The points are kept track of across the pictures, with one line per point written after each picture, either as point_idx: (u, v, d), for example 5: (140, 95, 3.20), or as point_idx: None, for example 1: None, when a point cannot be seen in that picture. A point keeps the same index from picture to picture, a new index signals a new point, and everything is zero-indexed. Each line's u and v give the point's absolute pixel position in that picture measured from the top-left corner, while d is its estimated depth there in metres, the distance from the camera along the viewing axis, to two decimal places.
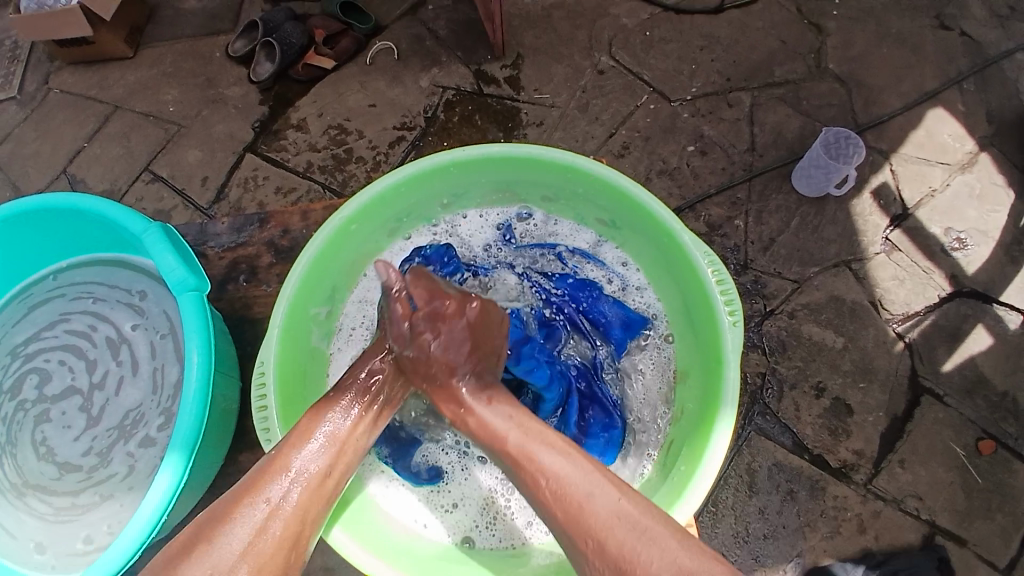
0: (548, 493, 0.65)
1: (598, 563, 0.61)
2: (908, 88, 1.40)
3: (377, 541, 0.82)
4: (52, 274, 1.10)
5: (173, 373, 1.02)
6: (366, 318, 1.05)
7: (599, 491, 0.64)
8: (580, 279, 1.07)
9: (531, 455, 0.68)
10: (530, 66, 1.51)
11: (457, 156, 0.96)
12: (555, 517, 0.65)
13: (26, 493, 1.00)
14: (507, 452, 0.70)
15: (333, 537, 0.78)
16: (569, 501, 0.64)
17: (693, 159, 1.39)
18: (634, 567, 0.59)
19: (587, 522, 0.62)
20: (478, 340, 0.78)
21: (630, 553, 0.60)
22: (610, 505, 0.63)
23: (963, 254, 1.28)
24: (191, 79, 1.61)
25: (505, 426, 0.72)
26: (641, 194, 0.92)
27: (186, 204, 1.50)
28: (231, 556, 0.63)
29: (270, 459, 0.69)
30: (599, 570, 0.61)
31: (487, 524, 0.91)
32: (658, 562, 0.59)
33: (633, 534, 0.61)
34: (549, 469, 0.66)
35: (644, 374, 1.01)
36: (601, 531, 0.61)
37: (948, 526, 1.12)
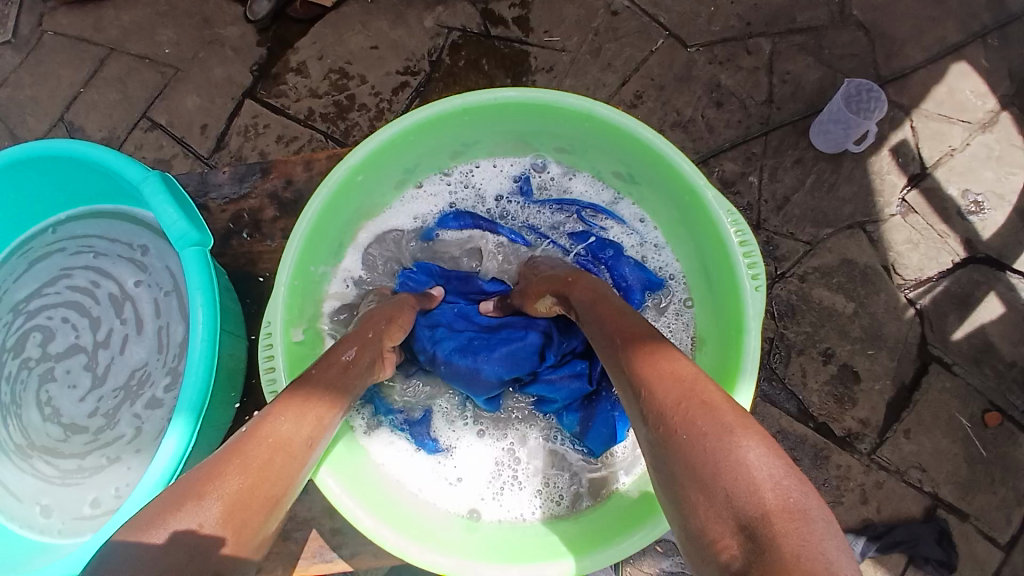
0: (619, 351, 0.67)
1: (645, 404, 0.60)
2: (931, 40, 1.34)
3: (378, 506, 0.84)
4: (53, 227, 1.10)
5: (178, 332, 1.03)
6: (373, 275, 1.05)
7: (664, 350, 0.64)
8: (601, 239, 1.05)
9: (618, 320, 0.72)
10: (541, 7, 1.44)
11: (468, 101, 0.92)
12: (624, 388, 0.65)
13: (32, 454, 1.03)
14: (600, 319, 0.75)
15: (319, 479, 0.80)
16: (637, 351, 0.65)
17: (708, 110, 1.35)
18: (674, 405, 0.57)
19: (645, 369, 0.62)
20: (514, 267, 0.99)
21: (673, 397, 0.58)
22: (671, 360, 0.62)
23: (979, 218, 1.26)
24: (186, 19, 1.55)
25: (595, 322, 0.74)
26: (667, 150, 0.89)
27: (186, 152, 1.49)
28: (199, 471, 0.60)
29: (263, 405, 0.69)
30: (643, 408, 0.60)
31: (493, 495, 0.94)
32: (695, 405, 0.56)
33: (686, 391, 0.58)
34: (627, 331, 0.69)
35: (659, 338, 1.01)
36: (657, 386, 0.60)
37: (949, 499, 1.16)
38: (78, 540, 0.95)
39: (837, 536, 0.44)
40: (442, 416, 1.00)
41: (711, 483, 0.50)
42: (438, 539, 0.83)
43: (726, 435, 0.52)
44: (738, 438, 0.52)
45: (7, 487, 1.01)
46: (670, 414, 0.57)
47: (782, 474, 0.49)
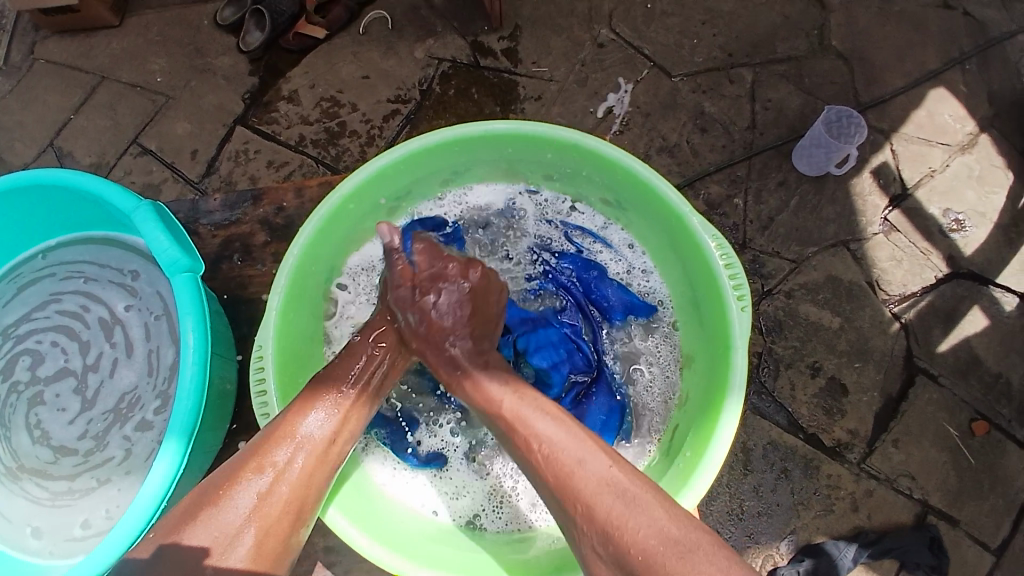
0: (541, 457, 0.69)
1: (586, 521, 0.65)
2: (907, 67, 1.39)
3: (377, 526, 0.82)
4: (43, 253, 1.09)
5: (168, 356, 1.01)
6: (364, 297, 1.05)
7: (590, 456, 0.68)
8: (585, 258, 1.07)
9: (525, 419, 0.73)
10: (529, 38, 1.48)
11: (458, 131, 0.94)
12: (546, 480, 0.69)
13: (22, 476, 1.00)
14: (502, 416, 0.75)
15: (329, 517, 0.79)
16: (563, 464, 0.68)
17: (693, 136, 1.38)
18: (614, 523, 0.63)
19: (577, 484, 0.66)
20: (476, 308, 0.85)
21: (617, 516, 0.63)
22: (599, 471, 0.66)
23: (961, 235, 1.28)
24: (178, 48, 1.57)
25: (501, 396, 0.76)
26: (654, 180, 0.91)
27: (176, 178, 1.49)
28: (236, 521, 0.68)
29: (275, 425, 0.74)
30: (586, 526, 0.65)
31: (494, 507, 0.93)
32: (645, 525, 0.62)
33: (618, 499, 0.64)
34: (543, 434, 0.70)
35: (650, 361, 1.01)
36: (588, 494, 0.65)
37: (939, 505, 1.15)
38: (69, 562, 0.93)
39: None
40: (424, 425, 0.97)
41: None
42: (441, 555, 0.83)
43: (682, 553, 0.60)
44: (692, 552, 0.60)
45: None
46: (619, 535, 0.62)
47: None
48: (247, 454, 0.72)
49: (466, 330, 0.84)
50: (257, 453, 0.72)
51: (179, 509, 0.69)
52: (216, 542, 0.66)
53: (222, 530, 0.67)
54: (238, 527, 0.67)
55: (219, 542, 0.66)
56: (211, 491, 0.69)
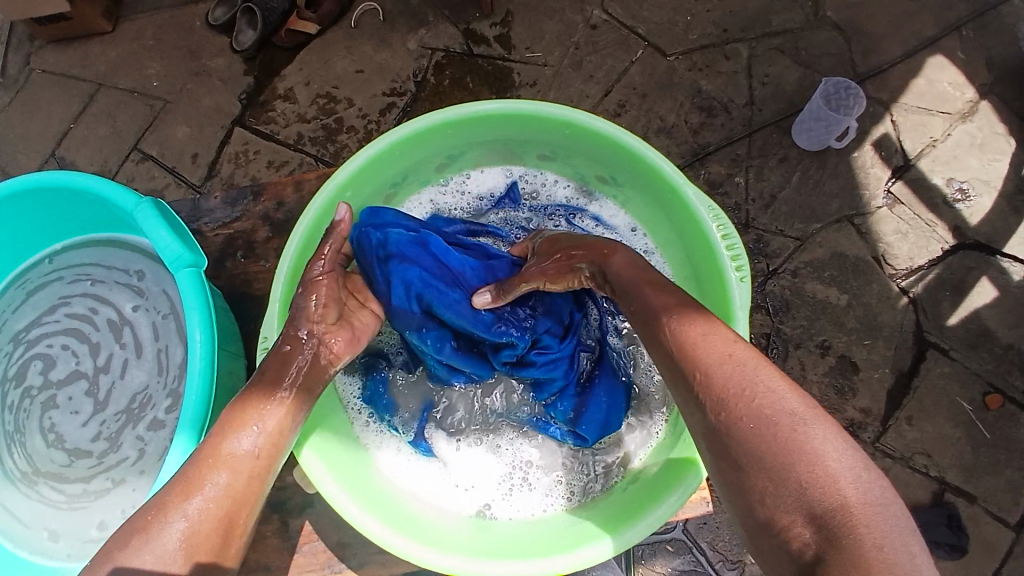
0: (669, 328, 0.67)
1: (703, 389, 0.61)
2: (906, 35, 1.37)
3: (381, 509, 0.84)
4: (48, 258, 1.10)
5: (177, 354, 1.02)
6: None
7: (716, 330, 0.65)
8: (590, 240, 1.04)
9: (661, 293, 0.71)
10: (521, 24, 1.47)
11: (450, 115, 0.93)
12: (667, 352, 0.66)
13: (38, 481, 1.01)
14: (636, 291, 0.73)
15: (303, 458, 0.81)
16: (688, 331, 0.65)
17: (692, 116, 1.36)
18: (734, 390, 0.59)
19: (700, 352, 0.63)
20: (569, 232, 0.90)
21: (736, 384, 0.59)
22: (725, 341, 0.63)
23: (965, 205, 1.27)
24: (173, 52, 1.56)
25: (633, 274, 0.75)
26: (646, 150, 0.90)
27: (179, 182, 1.49)
28: (168, 546, 0.64)
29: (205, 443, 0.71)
30: (702, 392, 0.61)
31: (504, 495, 0.95)
32: (762, 393, 0.58)
33: (740, 366, 0.61)
34: (672, 305, 0.68)
35: None
36: (710, 360, 0.62)
37: (955, 482, 1.16)
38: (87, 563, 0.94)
39: (899, 518, 0.51)
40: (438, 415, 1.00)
41: (783, 470, 0.54)
42: (445, 539, 0.85)
43: (797, 424, 0.56)
44: (809, 426, 0.55)
45: (16, 516, 1.00)
46: (734, 402, 0.59)
47: (859, 468, 0.53)
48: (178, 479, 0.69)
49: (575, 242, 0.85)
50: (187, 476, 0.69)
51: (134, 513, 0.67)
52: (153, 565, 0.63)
53: (157, 554, 0.64)
54: (172, 550, 0.64)
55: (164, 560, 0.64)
56: (145, 517, 0.66)
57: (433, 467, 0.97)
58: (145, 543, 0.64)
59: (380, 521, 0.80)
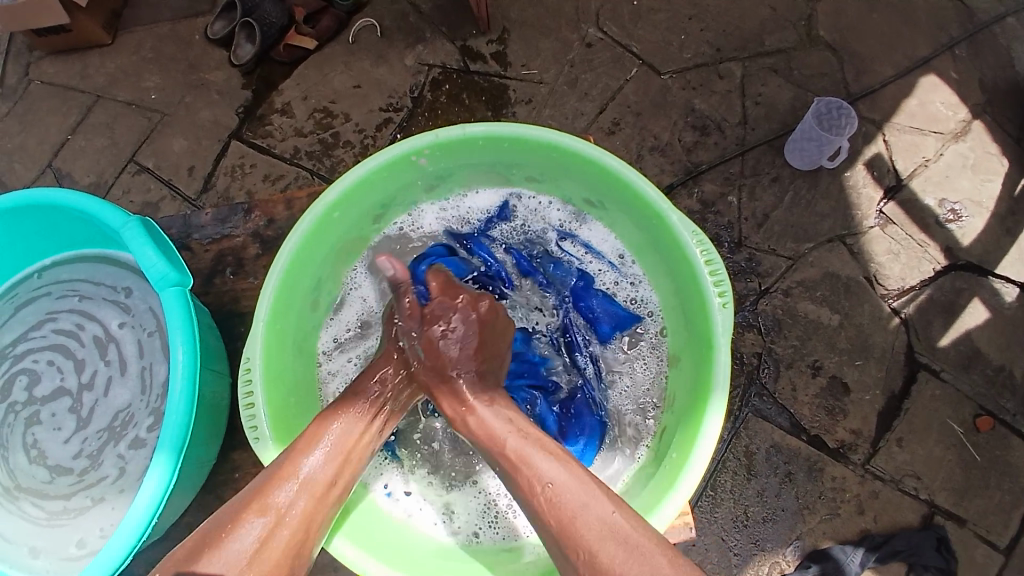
0: (542, 501, 0.67)
1: (588, 573, 0.63)
2: (900, 56, 1.38)
3: (378, 545, 0.82)
4: (38, 273, 1.09)
5: (161, 372, 1.01)
6: (350, 306, 1.06)
7: (593, 502, 0.66)
8: (573, 268, 1.07)
9: (530, 459, 0.71)
10: (517, 42, 1.47)
11: (438, 138, 0.93)
12: (546, 527, 0.67)
13: (19, 497, 1.00)
14: (505, 456, 0.72)
15: (335, 547, 0.78)
16: (565, 512, 0.66)
17: (685, 134, 1.37)
18: (621, 573, 0.62)
19: (581, 531, 0.65)
20: (480, 343, 0.82)
21: (620, 566, 0.62)
22: (602, 517, 0.65)
23: (957, 226, 1.28)
24: (172, 65, 1.56)
25: (504, 430, 0.75)
26: (630, 174, 0.91)
27: (174, 194, 1.49)
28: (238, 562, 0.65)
29: (276, 467, 0.71)
30: (588, 575, 0.63)
31: (489, 523, 0.91)
32: (646, 573, 0.61)
33: (622, 548, 0.63)
34: (545, 475, 0.69)
35: (640, 369, 1.01)
36: (593, 545, 0.64)
37: (946, 505, 1.15)
38: None
39: None
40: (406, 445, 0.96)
41: None
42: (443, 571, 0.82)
43: None
44: None
45: None
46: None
47: None
48: (245, 501, 0.69)
49: (474, 364, 0.81)
50: (257, 495, 0.69)
51: (214, 517, 0.69)
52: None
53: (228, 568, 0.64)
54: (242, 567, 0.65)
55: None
56: (214, 534, 0.66)
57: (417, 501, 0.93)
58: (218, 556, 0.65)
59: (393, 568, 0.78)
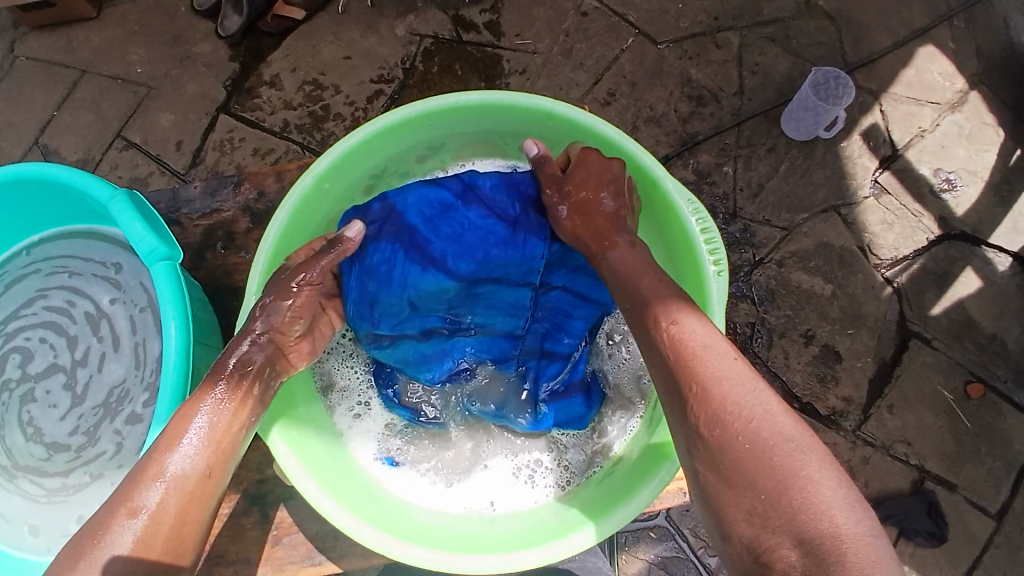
0: (667, 336, 0.68)
1: (698, 400, 0.62)
2: (898, 24, 1.36)
3: (327, 476, 0.84)
4: (26, 249, 1.08)
5: (155, 347, 1.01)
6: None
7: (717, 345, 0.66)
8: None
9: (660, 302, 0.72)
10: (511, 10, 1.45)
11: (431, 106, 0.91)
12: (665, 360, 0.67)
13: (18, 475, 1.00)
14: (637, 298, 0.74)
15: (270, 439, 0.80)
16: (687, 345, 0.66)
17: (681, 105, 1.35)
18: (730, 408, 0.60)
19: (697, 366, 0.64)
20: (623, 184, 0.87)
21: (734, 403, 0.60)
22: (722, 360, 0.64)
23: (952, 196, 1.27)
24: (157, 38, 1.53)
25: (639, 278, 0.77)
26: (625, 142, 0.90)
27: (163, 170, 1.46)
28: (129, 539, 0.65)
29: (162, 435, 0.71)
30: (697, 405, 0.62)
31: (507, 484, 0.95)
32: (758, 414, 0.60)
33: (739, 386, 0.62)
34: (674, 315, 0.69)
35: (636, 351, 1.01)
36: (710, 377, 0.63)
37: (936, 470, 1.17)
38: None
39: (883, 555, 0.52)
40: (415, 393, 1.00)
41: (779, 492, 0.55)
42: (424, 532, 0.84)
43: (793, 451, 0.57)
44: (803, 453, 0.57)
45: None
46: (732, 421, 0.60)
47: (848, 501, 0.54)
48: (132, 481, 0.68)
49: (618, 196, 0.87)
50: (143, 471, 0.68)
51: (84, 525, 0.67)
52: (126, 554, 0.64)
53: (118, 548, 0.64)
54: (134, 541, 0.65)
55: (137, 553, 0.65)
56: (100, 523, 0.66)
57: (426, 477, 0.96)
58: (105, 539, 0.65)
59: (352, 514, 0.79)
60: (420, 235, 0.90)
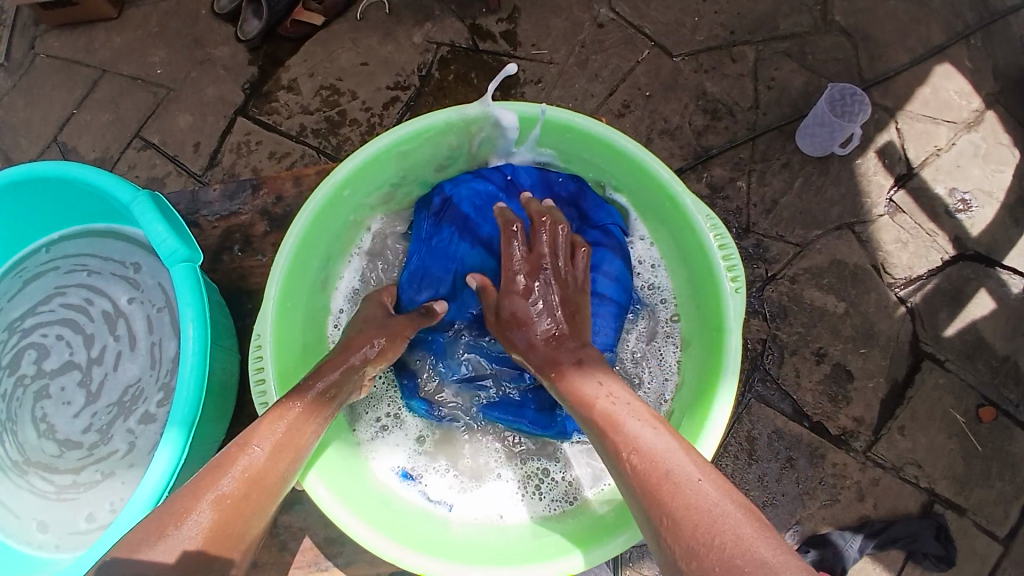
0: (630, 466, 0.66)
1: (668, 531, 0.59)
2: (916, 41, 1.36)
3: (351, 495, 0.85)
4: (46, 247, 1.10)
5: (170, 348, 1.02)
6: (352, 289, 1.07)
7: (681, 470, 0.63)
8: None
9: (621, 426, 0.71)
10: (528, 21, 1.46)
11: (451, 117, 0.92)
12: (634, 492, 0.64)
13: (28, 470, 1.01)
14: (598, 424, 0.72)
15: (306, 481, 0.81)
16: (651, 473, 0.64)
17: (696, 118, 1.36)
18: (697, 533, 0.56)
19: (664, 496, 0.61)
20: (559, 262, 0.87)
21: (700, 528, 0.57)
22: (688, 484, 0.61)
23: (967, 216, 1.27)
24: (178, 40, 1.55)
25: (598, 397, 0.75)
26: (642, 154, 0.90)
27: (179, 171, 1.48)
28: (209, 517, 0.65)
29: (250, 430, 0.73)
30: (667, 535, 0.58)
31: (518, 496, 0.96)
32: (727, 536, 0.55)
33: (706, 510, 0.58)
34: (633, 443, 0.68)
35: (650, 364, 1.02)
36: (676, 503, 0.60)
37: (946, 494, 1.16)
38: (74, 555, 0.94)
39: None
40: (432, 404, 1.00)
41: None
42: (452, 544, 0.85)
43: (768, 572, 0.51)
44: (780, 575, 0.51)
45: (5, 506, 0.99)
46: (701, 548, 0.55)
47: None
48: (215, 468, 0.69)
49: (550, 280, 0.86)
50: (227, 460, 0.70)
51: (157, 509, 0.66)
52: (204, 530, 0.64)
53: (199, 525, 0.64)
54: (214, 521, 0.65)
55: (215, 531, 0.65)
56: (180, 502, 0.66)
57: (447, 475, 0.98)
58: (186, 516, 0.64)
59: (380, 534, 0.80)
60: (472, 219, 1.00)
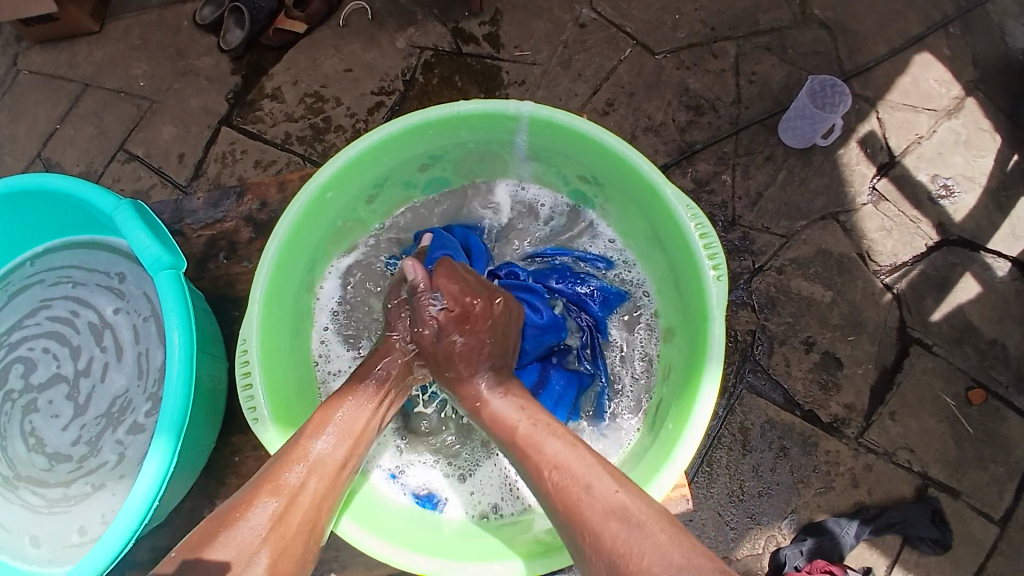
0: (551, 484, 0.68)
1: (593, 549, 0.64)
2: (894, 33, 1.37)
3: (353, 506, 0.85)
4: (30, 260, 1.08)
5: (157, 357, 1.01)
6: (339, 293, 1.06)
7: (599, 484, 0.67)
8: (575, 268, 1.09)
9: (538, 445, 0.72)
10: (510, 23, 1.46)
11: (432, 116, 0.92)
12: (554, 506, 0.68)
13: (19, 485, 1.00)
14: (515, 443, 0.73)
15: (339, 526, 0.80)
16: (570, 490, 0.67)
17: (679, 114, 1.36)
18: (621, 554, 0.62)
19: (585, 512, 0.65)
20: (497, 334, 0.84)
21: (623, 546, 0.62)
22: (607, 501, 0.65)
23: (951, 202, 1.28)
24: (160, 51, 1.54)
25: (515, 417, 0.76)
26: (623, 150, 0.90)
27: (165, 182, 1.47)
28: (274, 512, 0.66)
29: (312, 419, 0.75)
30: (592, 554, 0.64)
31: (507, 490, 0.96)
32: (650, 557, 0.61)
33: (627, 526, 0.63)
34: (551, 459, 0.70)
35: (634, 358, 1.03)
36: (595, 520, 0.64)
37: (939, 477, 1.16)
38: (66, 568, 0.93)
39: None
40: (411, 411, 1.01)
41: None
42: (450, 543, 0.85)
43: None
44: None
45: None
46: (626, 564, 0.61)
47: None
48: (275, 463, 0.71)
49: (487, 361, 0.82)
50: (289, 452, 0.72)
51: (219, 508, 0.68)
52: (267, 524, 0.66)
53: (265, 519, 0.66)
54: (279, 515, 0.67)
55: (277, 524, 0.66)
56: (241, 500, 0.67)
57: (438, 470, 0.98)
58: (248, 512, 0.66)
59: (378, 537, 0.80)
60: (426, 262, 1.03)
